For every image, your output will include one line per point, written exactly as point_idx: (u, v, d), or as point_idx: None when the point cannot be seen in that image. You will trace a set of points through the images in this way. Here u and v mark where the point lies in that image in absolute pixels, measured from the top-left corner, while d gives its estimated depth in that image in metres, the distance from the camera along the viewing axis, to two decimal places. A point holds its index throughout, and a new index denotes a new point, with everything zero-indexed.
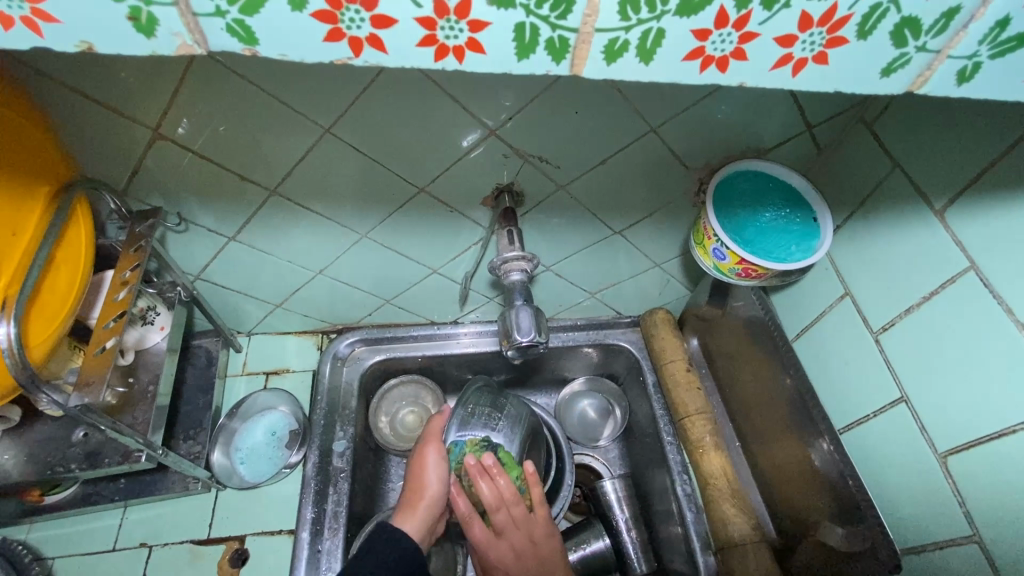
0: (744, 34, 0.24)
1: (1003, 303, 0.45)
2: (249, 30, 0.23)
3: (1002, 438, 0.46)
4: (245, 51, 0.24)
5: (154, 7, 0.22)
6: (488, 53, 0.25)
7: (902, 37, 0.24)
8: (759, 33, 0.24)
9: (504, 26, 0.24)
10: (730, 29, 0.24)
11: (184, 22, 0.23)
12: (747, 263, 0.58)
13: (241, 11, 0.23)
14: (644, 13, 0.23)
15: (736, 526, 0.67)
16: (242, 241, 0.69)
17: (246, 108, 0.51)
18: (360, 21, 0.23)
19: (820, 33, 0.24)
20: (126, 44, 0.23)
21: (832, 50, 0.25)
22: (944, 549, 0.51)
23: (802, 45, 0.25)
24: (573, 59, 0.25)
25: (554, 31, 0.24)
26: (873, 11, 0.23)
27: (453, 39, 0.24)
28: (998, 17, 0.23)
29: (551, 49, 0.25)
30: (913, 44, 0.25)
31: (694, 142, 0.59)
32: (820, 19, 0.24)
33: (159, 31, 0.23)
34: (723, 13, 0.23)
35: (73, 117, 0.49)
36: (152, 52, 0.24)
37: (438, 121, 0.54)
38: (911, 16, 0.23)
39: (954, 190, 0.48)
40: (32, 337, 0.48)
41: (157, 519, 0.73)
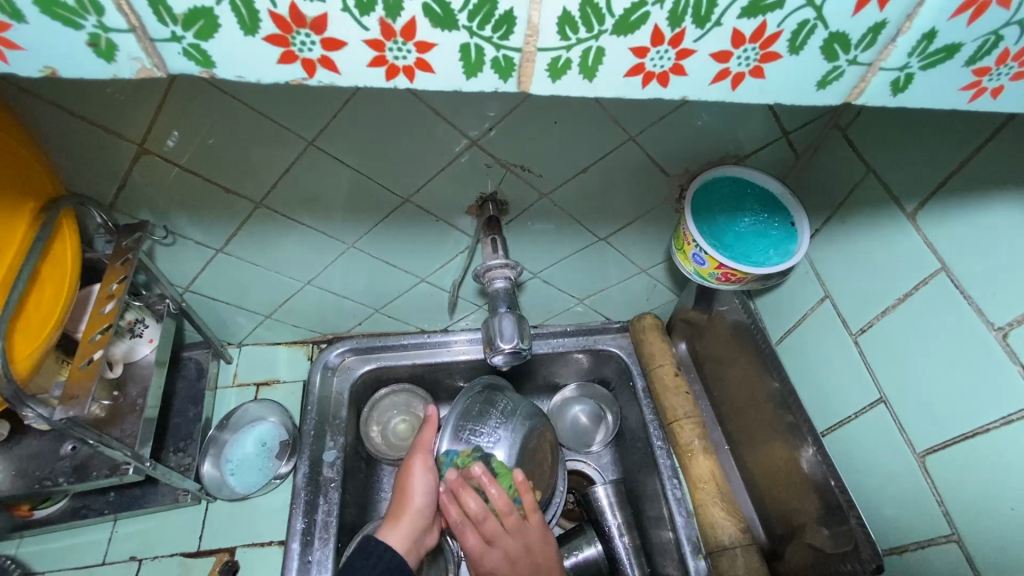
0: (680, 51, 0.25)
1: (974, 304, 0.46)
2: (205, 53, 0.24)
3: (976, 437, 0.46)
4: (203, 74, 0.25)
5: (112, 35, 0.23)
6: (436, 71, 0.26)
7: (833, 51, 0.25)
8: (695, 49, 0.25)
9: (451, 47, 0.25)
10: (666, 47, 0.25)
11: (142, 47, 0.24)
12: (726, 268, 0.59)
13: (196, 36, 0.23)
14: (583, 33, 0.24)
15: (724, 530, 0.67)
16: (230, 253, 0.69)
17: (227, 123, 0.52)
18: (311, 44, 0.24)
19: (753, 49, 0.25)
20: (87, 69, 0.24)
21: (767, 65, 0.26)
22: (926, 548, 0.52)
23: (737, 60, 0.25)
24: (520, 76, 0.26)
25: (498, 50, 0.25)
26: (802, 28, 0.24)
27: (402, 59, 0.25)
28: (924, 31, 0.24)
29: (497, 67, 0.25)
30: (845, 57, 0.25)
31: (673, 149, 0.60)
32: (752, 36, 0.24)
33: (118, 57, 0.24)
34: (658, 32, 0.24)
35: (54, 133, 0.50)
36: (112, 75, 0.25)
37: (419, 131, 0.55)
38: (841, 31, 0.24)
39: (925, 194, 0.49)
40: (15, 352, 0.49)
41: (147, 532, 0.73)
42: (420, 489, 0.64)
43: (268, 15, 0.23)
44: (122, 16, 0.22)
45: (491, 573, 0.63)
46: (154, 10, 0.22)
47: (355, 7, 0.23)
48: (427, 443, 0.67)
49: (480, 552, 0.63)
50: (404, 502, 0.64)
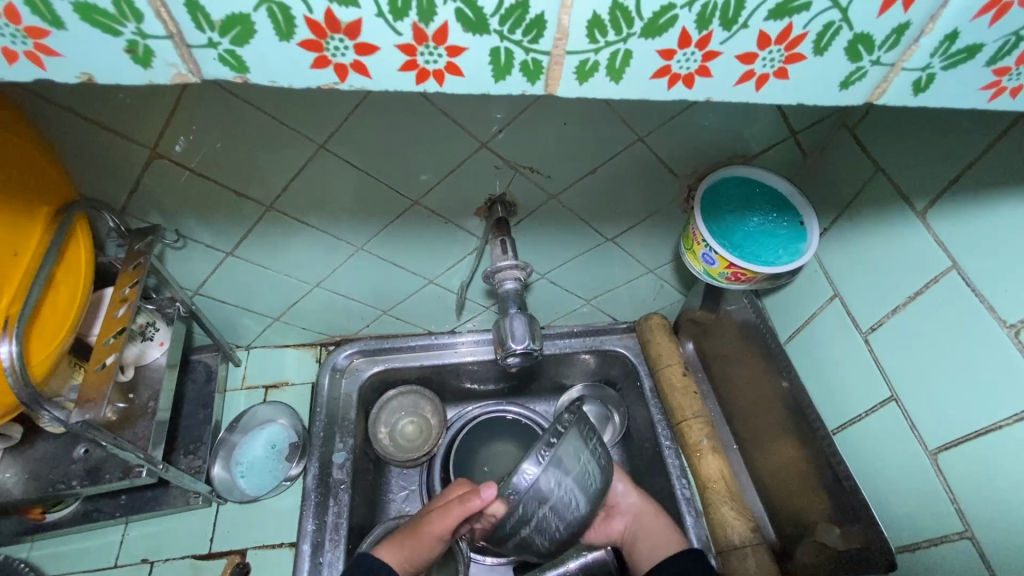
0: (707, 53, 0.25)
1: (985, 302, 0.46)
2: (240, 59, 0.24)
3: (989, 434, 0.46)
4: (237, 78, 0.25)
5: (151, 41, 0.23)
6: (466, 75, 0.26)
7: (857, 53, 0.25)
8: (721, 52, 0.25)
9: (480, 51, 0.25)
10: (693, 49, 0.25)
11: (179, 54, 0.24)
12: (736, 268, 0.59)
13: (232, 42, 0.24)
14: (612, 36, 0.24)
15: (734, 529, 0.67)
16: (240, 256, 0.70)
17: (241, 127, 0.52)
18: (345, 49, 0.24)
19: (779, 51, 0.25)
20: (123, 75, 0.24)
21: (791, 66, 0.26)
22: (937, 545, 0.52)
23: (762, 61, 0.26)
24: (548, 79, 0.26)
25: (527, 53, 0.25)
26: (827, 30, 0.24)
27: (433, 64, 0.25)
28: (944, 31, 0.25)
29: (526, 70, 0.26)
30: (868, 58, 0.26)
31: (682, 150, 0.60)
32: (777, 37, 0.25)
33: (155, 62, 0.24)
34: (686, 34, 0.24)
35: (71, 138, 0.51)
36: (149, 81, 0.25)
37: (430, 134, 0.55)
38: (864, 32, 0.25)
39: (935, 192, 0.49)
40: (33, 356, 0.49)
41: (158, 534, 0.74)
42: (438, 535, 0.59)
43: (304, 20, 0.23)
44: (162, 23, 0.23)
45: None
46: (193, 16, 0.22)
47: (390, 12, 0.23)
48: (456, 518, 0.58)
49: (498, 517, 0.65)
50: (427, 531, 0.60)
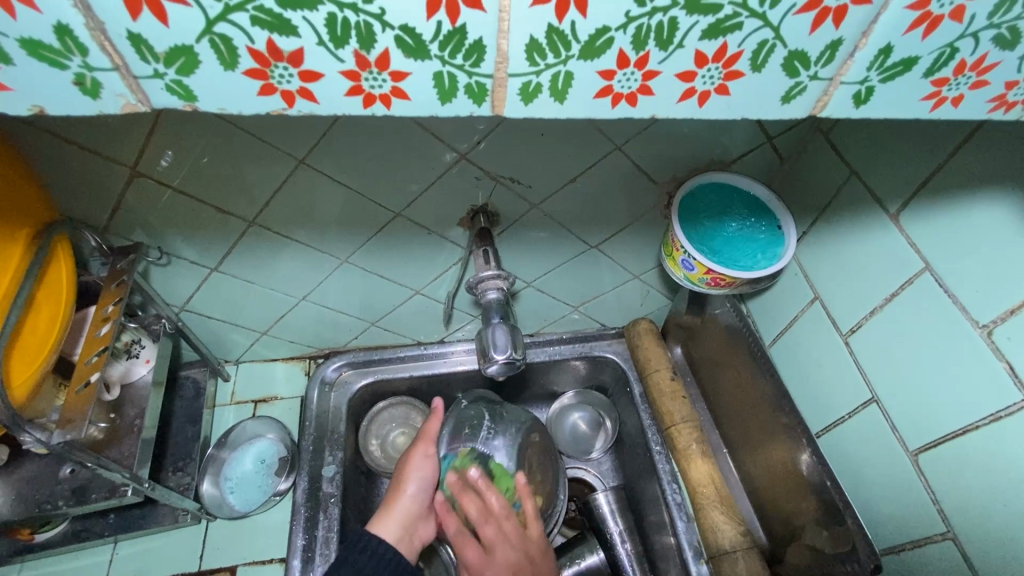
0: (646, 72, 0.26)
1: (958, 302, 0.46)
2: (187, 88, 0.25)
3: (966, 434, 0.47)
4: (187, 106, 0.26)
5: (97, 73, 0.24)
6: (412, 99, 0.26)
7: (793, 68, 0.26)
8: (660, 70, 0.26)
9: (423, 76, 0.25)
10: (632, 69, 0.25)
11: (126, 84, 0.24)
12: (715, 273, 0.59)
13: (178, 72, 0.24)
14: (551, 59, 0.25)
15: (725, 533, 0.67)
16: (224, 272, 0.70)
17: (219, 144, 0.53)
18: (290, 76, 0.25)
19: (716, 68, 0.26)
20: (74, 106, 0.25)
21: (730, 83, 0.26)
22: (922, 547, 0.52)
23: (701, 79, 0.26)
24: (493, 101, 0.27)
25: (471, 77, 0.25)
26: (761, 48, 0.25)
27: (378, 88, 0.26)
28: (879, 46, 0.25)
29: (470, 93, 0.26)
30: (805, 73, 0.26)
31: (661, 157, 0.61)
32: (713, 56, 0.25)
33: (103, 93, 0.25)
34: (623, 55, 0.25)
35: (46, 158, 0.51)
36: (99, 111, 0.25)
37: (409, 146, 0.56)
38: (798, 50, 0.25)
39: (906, 195, 0.50)
40: (13, 378, 0.49)
41: (146, 553, 0.73)
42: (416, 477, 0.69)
43: (246, 50, 0.23)
44: (106, 56, 0.23)
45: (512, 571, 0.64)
46: (136, 48, 0.23)
47: (330, 40, 0.23)
48: (431, 433, 0.71)
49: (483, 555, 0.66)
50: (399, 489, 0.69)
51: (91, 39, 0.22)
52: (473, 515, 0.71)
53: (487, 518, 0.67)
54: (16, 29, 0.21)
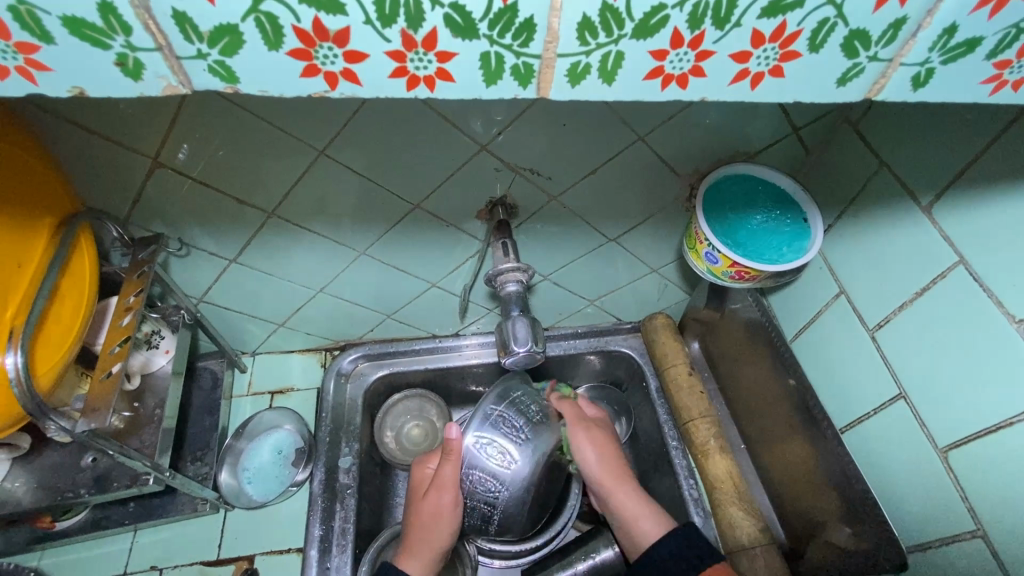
0: (699, 53, 0.25)
1: (993, 297, 0.45)
2: (229, 69, 0.24)
3: (999, 431, 0.46)
4: (228, 89, 0.26)
5: (140, 54, 0.23)
6: (457, 80, 0.26)
7: (853, 48, 0.25)
8: (715, 51, 0.25)
9: (470, 57, 0.25)
10: (685, 49, 0.25)
11: (168, 65, 0.24)
12: (739, 266, 0.58)
13: (220, 53, 0.24)
14: (602, 38, 0.24)
15: (743, 530, 0.66)
16: (243, 263, 0.70)
17: (241, 133, 0.52)
18: (334, 57, 0.24)
19: (773, 49, 0.25)
20: (113, 89, 0.25)
21: (786, 64, 0.26)
22: (949, 545, 0.51)
23: (756, 60, 0.25)
24: (540, 83, 0.26)
25: (518, 58, 0.25)
26: (821, 27, 0.24)
27: (423, 69, 0.25)
28: (945, 25, 0.24)
29: (517, 74, 0.26)
30: (865, 54, 0.25)
31: (683, 148, 0.60)
32: (772, 35, 0.25)
33: (145, 75, 0.24)
34: (678, 34, 0.24)
35: (72, 148, 0.51)
36: (139, 93, 0.25)
37: (430, 137, 0.55)
38: (860, 28, 0.24)
39: (940, 187, 0.49)
40: (38, 365, 0.49)
41: (165, 542, 0.74)
42: (447, 521, 0.63)
43: (291, 29, 0.23)
44: (150, 35, 0.23)
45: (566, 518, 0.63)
46: (181, 27, 0.23)
47: (377, 19, 0.23)
48: (451, 478, 0.63)
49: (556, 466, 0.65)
50: (425, 535, 0.63)
51: (135, 17, 0.22)
52: (480, 481, 0.64)
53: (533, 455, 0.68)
54: (58, 5, 0.21)
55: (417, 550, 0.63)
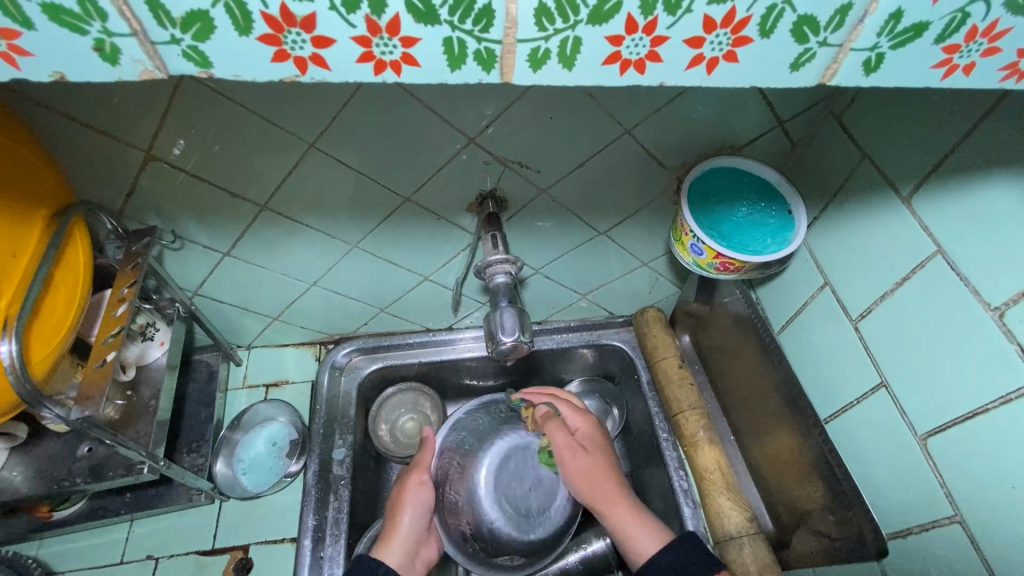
0: (654, 38, 0.26)
1: (970, 285, 0.46)
2: (203, 54, 0.25)
3: (975, 417, 0.46)
4: (203, 74, 0.26)
5: (117, 39, 0.24)
6: (421, 65, 0.27)
7: (802, 34, 0.26)
8: (668, 36, 0.26)
9: (433, 42, 0.26)
10: (641, 34, 0.26)
11: (144, 50, 0.25)
12: (724, 257, 0.59)
13: (193, 37, 0.24)
14: (559, 23, 0.25)
15: (731, 519, 0.67)
16: (236, 256, 0.71)
17: (230, 127, 0.53)
18: (302, 42, 0.25)
19: (725, 34, 0.26)
20: (93, 74, 0.25)
21: (739, 49, 0.27)
22: (929, 531, 0.52)
23: (710, 45, 0.26)
24: (502, 67, 0.27)
25: (479, 43, 0.26)
26: (770, 12, 0.25)
27: (389, 54, 0.26)
28: (891, 10, 0.25)
29: (479, 59, 0.27)
30: (815, 39, 0.26)
31: (669, 141, 0.61)
32: (722, 21, 0.25)
33: (122, 59, 0.25)
34: (632, 21, 0.25)
35: (63, 140, 0.52)
36: (117, 78, 0.26)
37: (418, 131, 0.56)
38: (808, 13, 0.25)
39: (919, 177, 0.49)
40: (33, 354, 0.50)
41: (161, 532, 0.75)
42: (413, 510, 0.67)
43: (260, 15, 0.24)
44: (125, 21, 0.24)
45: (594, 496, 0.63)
46: (153, 13, 0.23)
47: (341, 4, 0.24)
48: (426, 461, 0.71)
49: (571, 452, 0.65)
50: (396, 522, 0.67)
51: (110, 4, 0.23)
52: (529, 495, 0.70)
53: (554, 416, 0.69)
54: None
55: (390, 536, 0.66)
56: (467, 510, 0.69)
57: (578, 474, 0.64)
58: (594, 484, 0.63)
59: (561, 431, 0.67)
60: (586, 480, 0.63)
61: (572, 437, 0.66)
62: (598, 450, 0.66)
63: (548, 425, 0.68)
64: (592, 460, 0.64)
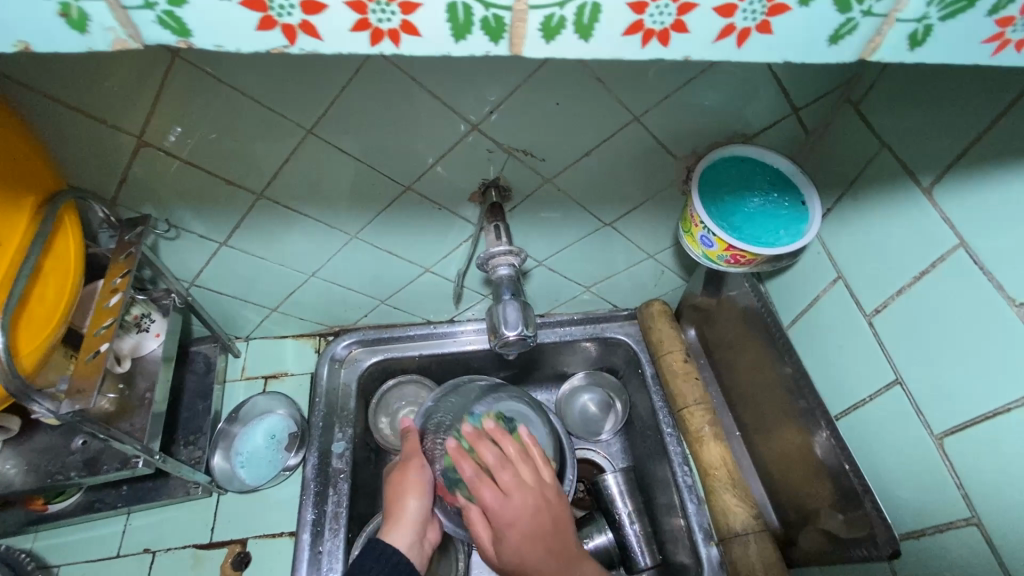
0: (680, 5, 0.24)
1: (993, 280, 0.44)
2: (180, 21, 0.23)
3: (996, 417, 0.45)
4: (181, 43, 0.25)
5: (83, 4, 0.22)
6: (423, 35, 0.25)
7: (846, 1, 0.24)
8: (697, 3, 0.24)
9: (436, 8, 0.24)
10: (666, 2, 0.24)
11: (115, 17, 0.23)
12: (735, 249, 0.58)
13: (169, 2, 0.23)
14: None
15: (736, 516, 0.66)
16: (233, 246, 0.69)
17: (224, 111, 0.51)
18: (291, 8, 0.23)
19: (759, 2, 0.24)
20: (61, 41, 0.23)
21: (774, 18, 0.25)
22: (944, 532, 0.50)
23: (741, 14, 0.24)
24: (512, 38, 0.25)
25: (487, 9, 0.24)
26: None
27: (387, 22, 0.24)
28: None
29: (486, 28, 0.25)
30: (858, 8, 0.24)
31: (680, 129, 0.59)
32: None
33: (91, 27, 0.23)
34: None
35: (52, 124, 0.50)
36: (89, 48, 0.24)
37: (420, 117, 0.54)
38: None
39: (942, 167, 0.47)
40: (20, 346, 0.49)
41: (159, 525, 0.74)
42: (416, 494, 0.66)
43: None
44: None
45: (517, 569, 0.60)
46: None
47: None
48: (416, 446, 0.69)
49: (495, 540, 0.61)
50: (398, 504, 0.66)
51: None
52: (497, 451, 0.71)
53: (503, 432, 0.67)
54: None
55: (397, 516, 0.65)
56: (462, 485, 0.68)
57: (520, 540, 0.60)
58: (539, 542, 0.60)
59: (519, 467, 0.63)
60: (541, 522, 0.61)
61: (499, 488, 0.61)
62: (563, 498, 0.64)
63: (480, 441, 0.65)
64: (528, 531, 0.60)
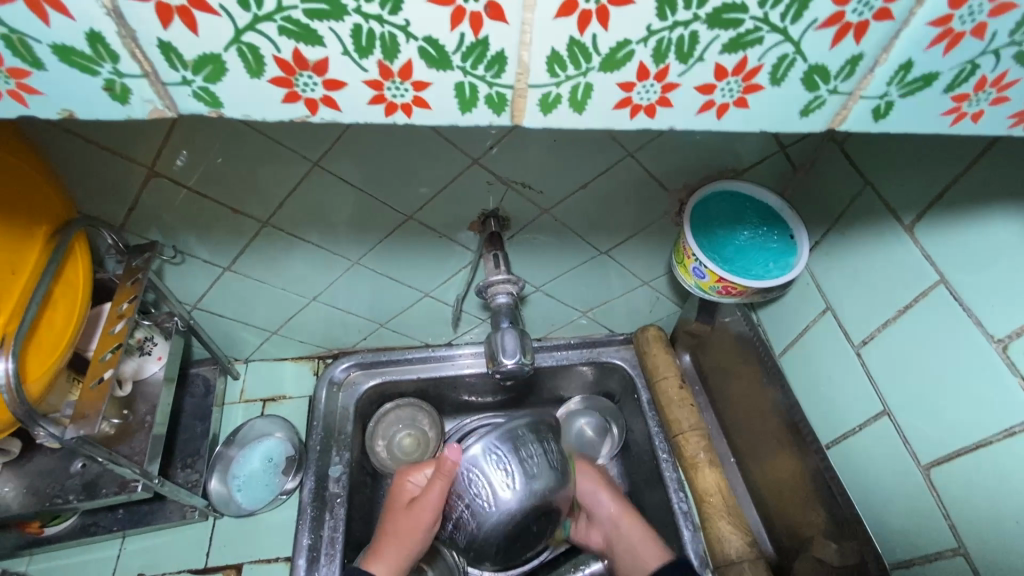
0: (665, 84, 0.26)
1: (972, 316, 0.46)
2: (214, 95, 0.26)
3: (981, 449, 0.46)
4: (213, 113, 0.27)
5: (127, 80, 0.25)
6: (433, 108, 0.27)
7: (813, 82, 0.27)
8: (680, 83, 0.26)
9: (445, 87, 0.26)
10: (652, 81, 0.26)
11: (155, 91, 0.26)
12: (726, 281, 0.59)
13: (206, 81, 0.25)
14: (571, 71, 0.26)
15: (731, 544, 0.67)
16: (237, 271, 0.70)
17: (235, 146, 0.53)
18: (314, 85, 0.26)
19: (736, 82, 0.26)
20: (103, 110, 0.26)
21: (750, 95, 0.27)
22: (933, 562, 0.51)
23: (721, 91, 0.27)
24: (513, 111, 0.27)
25: (491, 87, 0.26)
26: (782, 62, 0.26)
27: (400, 97, 0.26)
28: (899, 62, 0.26)
29: (491, 103, 0.27)
30: (825, 87, 0.27)
31: (672, 165, 0.61)
32: (734, 70, 0.26)
33: (132, 99, 0.26)
34: (644, 68, 0.25)
35: (75, 160, 0.52)
36: (128, 115, 0.27)
37: (422, 151, 0.56)
38: (818, 63, 0.26)
39: (921, 207, 0.50)
40: (30, 372, 0.50)
41: (153, 550, 0.74)
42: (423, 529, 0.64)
43: (273, 59, 0.24)
44: (137, 63, 0.24)
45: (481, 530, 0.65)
46: (166, 56, 0.24)
47: (355, 51, 0.24)
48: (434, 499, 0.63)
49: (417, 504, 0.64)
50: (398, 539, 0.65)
51: (122, 46, 0.24)
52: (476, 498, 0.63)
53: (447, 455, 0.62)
54: (50, 35, 0.23)
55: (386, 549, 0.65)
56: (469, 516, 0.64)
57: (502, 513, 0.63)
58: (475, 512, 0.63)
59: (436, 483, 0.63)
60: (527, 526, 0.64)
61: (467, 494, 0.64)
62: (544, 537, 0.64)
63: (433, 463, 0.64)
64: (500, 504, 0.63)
